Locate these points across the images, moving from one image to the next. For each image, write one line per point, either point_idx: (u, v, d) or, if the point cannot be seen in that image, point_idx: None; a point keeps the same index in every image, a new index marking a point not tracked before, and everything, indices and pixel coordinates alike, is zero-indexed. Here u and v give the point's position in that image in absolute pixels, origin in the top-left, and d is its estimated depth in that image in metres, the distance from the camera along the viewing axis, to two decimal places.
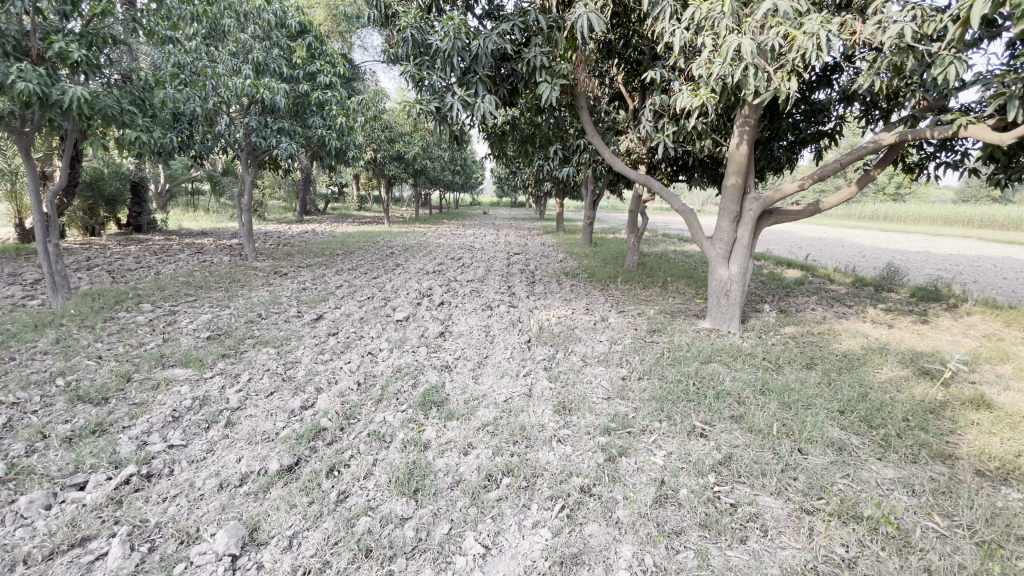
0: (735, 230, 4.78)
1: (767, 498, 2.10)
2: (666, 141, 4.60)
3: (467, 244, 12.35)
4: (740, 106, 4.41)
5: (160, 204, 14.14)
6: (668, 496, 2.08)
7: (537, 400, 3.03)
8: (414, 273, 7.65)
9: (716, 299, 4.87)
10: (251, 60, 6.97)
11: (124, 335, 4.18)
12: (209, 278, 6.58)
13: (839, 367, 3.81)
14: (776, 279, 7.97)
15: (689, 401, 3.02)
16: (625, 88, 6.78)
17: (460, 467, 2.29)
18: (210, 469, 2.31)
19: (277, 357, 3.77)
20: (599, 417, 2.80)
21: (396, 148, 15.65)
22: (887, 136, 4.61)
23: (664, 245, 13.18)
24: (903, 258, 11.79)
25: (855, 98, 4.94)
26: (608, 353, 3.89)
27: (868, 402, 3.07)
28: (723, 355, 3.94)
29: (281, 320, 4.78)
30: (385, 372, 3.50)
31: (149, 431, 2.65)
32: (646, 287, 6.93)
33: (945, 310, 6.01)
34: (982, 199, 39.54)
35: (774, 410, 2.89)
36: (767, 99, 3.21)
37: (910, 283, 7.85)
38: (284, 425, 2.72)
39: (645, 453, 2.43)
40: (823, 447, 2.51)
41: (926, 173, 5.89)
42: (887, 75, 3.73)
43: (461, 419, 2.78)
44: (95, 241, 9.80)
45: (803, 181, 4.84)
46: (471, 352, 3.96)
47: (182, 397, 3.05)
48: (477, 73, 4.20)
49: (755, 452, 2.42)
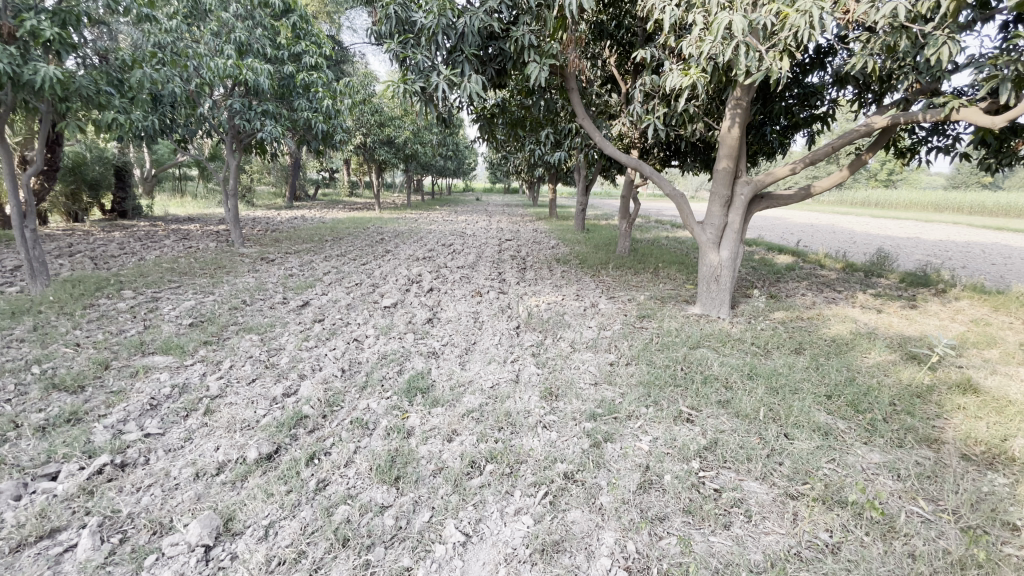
0: (726, 215, 4.73)
1: (752, 483, 2.08)
2: (658, 123, 4.52)
3: (459, 230, 12.24)
4: (732, 87, 4.34)
5: (146, 189, 13.87)
6: (653, 482, 2.06)
7: (524, 386, 2.99)
8: (403, 259, 7.55)
9: (707, 284, 4.83)
10: (233, 40, 6.75)
11: (104, 322, 4.09)
12: (193, 265, 6.46)
13: (827, 351, 3.82)
14: (767, 264, 7.96)
15: (676, 386, 2.99)
16: (618, 71, 6.65)
17: (443, 455, 2.25)
18: (187, 458, 2.26)
19: (260, 344, 3.71)
20: (586, 403, 2.77)
21: (387, 133, 15.40)
22: (879, 119, 4.57)
23: (656, 231, 13.17)
24: (894, 243, 11.82)
25: (848, 80, 4.87)
26: (597, 339, 3.85)
27: (856, 387, 3.07)
28: (711, 340, 3.92)
29: (266, 307, 4.69)
30: (370, 358, 3.44)
31: (126, 420, 2.59)
32: (637, 273, 6.90)
33: (934, 296, 6.03)
34: (973, 185, 39.80)
35: (762, 395, 2.88)
36: (758, 79, 3.11)
37: (900, 269, 7.88)
38: (264, 413, 2.66)
39: (631, 439, 2.40)
40: (809, 431, 2.50)
41: (918, 158, 5.87)
42: (881, 56, 3.66)
43: (446, 406, 2.74)
44: (79, 227, 9.62)
45: (795, 165, 4.80)
46: (458, 338, 3.91)
47: (161, 386, 2.98)
48: (463, 51, 4.06)
49: (741, 438, 2.40)
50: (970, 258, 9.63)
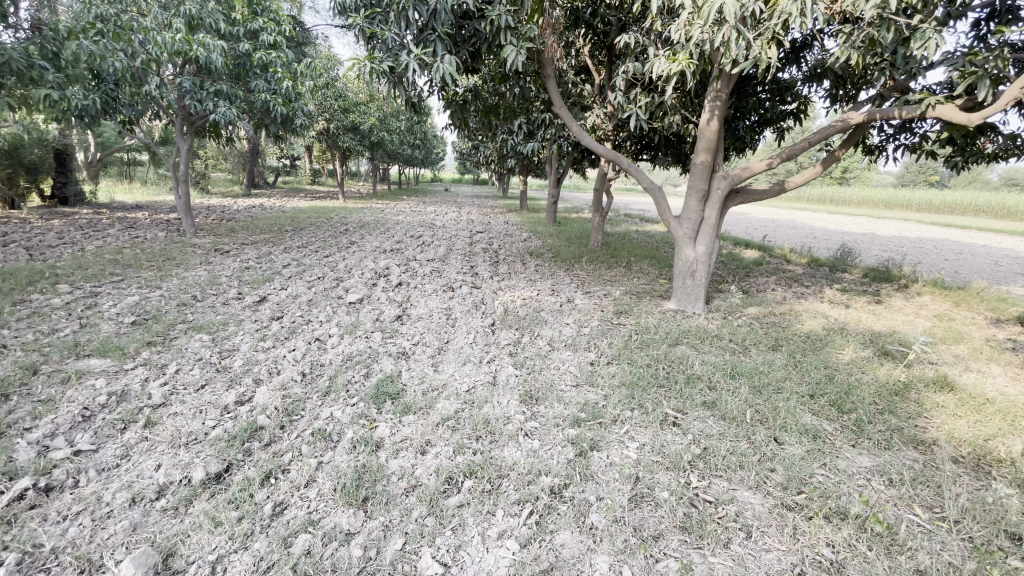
0: (703, 210, 4.64)
1: (746, 493, 1.98)
2: (638, 113, 4.38)
3: (427, 222, 11.90)
4: (713, 78, 4.22)
5: (90, 173, 12.87)
6: (644, 495, 1.92)
7: (502, 389, 2.82)
8: (369, 251, 7.22)
9: (682, 279, 4.75)
10: (182, 13, 6.15)
11: (34, 319, 3.63)
12: (139, 256, 5.96)
13: (804, 348, 3.80)
14: (736, 259, 8.04)
15: (660, 387, 2.87)
16: (592, 61, 6.53)
17: (416, 470, 2.05)
18: (124, 479, 1.96)
19: (211, 345, 3.38)
20: (568, 407, 2.61)
21: (351, 119, 14.79)
22: (855, 116, 4.55)
23: (627, 225, 13.18)
24: (852, 238, 12.19)
25: (823, 75, 4.86)
26: (576, 337, 3.70)
27: (836, 385, 3.05)
28: (690, 336, 3.84)
29: (219, 303, 4.32)
30: (334, 360, 3.19)
31: (53, 434, 2.23)
32: (611, 267, 6.81)
33: (896, 291, 6.19)
34: (919, 183, 41.87)
35: (747, 396, 2.79)
36: (746, 68, 3.00)
37: (862, 264, 8.10)
38: (214, 424, 2.38)
39: (618, 446, 2.25)
40: (798, 434, 2.43)
41: (884, 154, 5.99)
42: (864, 49, 3.62)
43: (418, 413, 2.53)
44: (11, 213, 8.78)
45: (771, 160, 4.76)
46: (430, 337, 3.69)
47: (96, 393, 2.62)
48: (435, 30, 3.79)
49: (730, 443, 2.30)
50: (923, 254, 10.05)
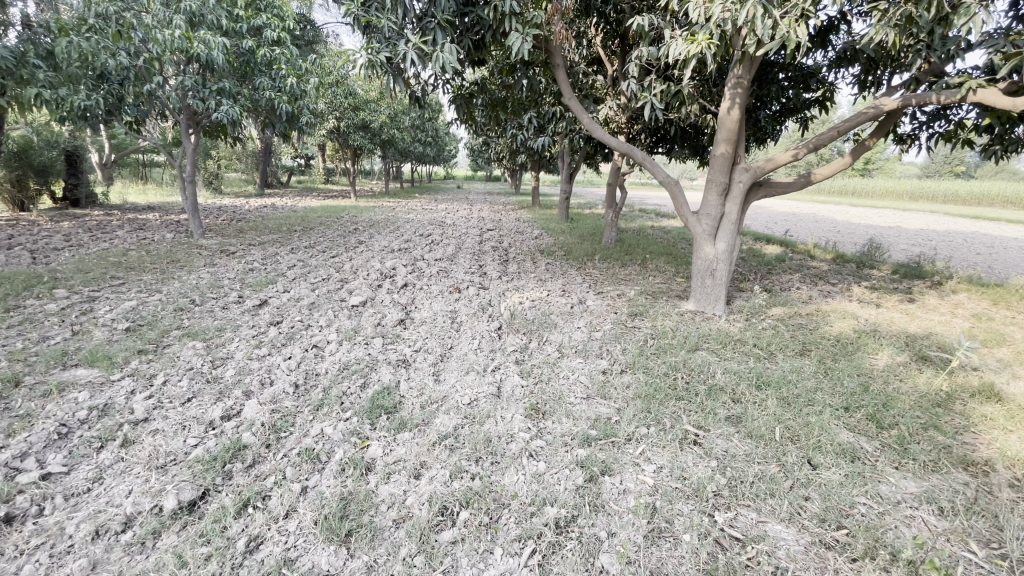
0: (723, 205, 4.36)
1: (778, 527, 1.75)
2: (654, 102, 4.11)
3: (437, 220, 11.73)
4: (734, 64, 3.94)
5: (105, 175, 13.00)
6: (661, 531, 1.70)
7: (507, 402, 2.61)
8: (377, 251, 7.06)
9: (701, 278, 4.48)
10: (183, 9, 6.03)
11: (26, 327, 3.53)
12: (144, 258, 5.88)
13: (834, 353, 3.52)
14: (757, 255, 7.70)
15: (678, 399, 2.63)
16: (605, 51, 6.27)
17: (408, 499, 1.85)
18: (90, 507, 1.81)
19: (204, 352, 3.23)
20: (578, 423, 2.40)
21: (362, 117, 14.69)
22: (888, 102, 4.23)
23: (641, 220, 12.84)
24: (878, 233, 11.69)
25: (853, 59, 4.54)
26: (587, 343, 3.47)
27: (872, 396, 2.78)
28: (710, 341, 3.58)
29: (218, 307, 4.19)
30: (330, 369, 3.01)
31: (24, 454, 2.11)
32: (625, 266, 6.54)
33: (930, 288, 5.83)
34: (945, 173, 40.48)
35: (774, 409, 2.54)
36: (772, 48, 2.73)
37: (891, 260, 7.70)
38: (196, 443, 2.22)
39: (632, 471, 2.03)
40: (834, 456, 2.18)
41: (917, 143, 5.62)
42: (899, 28, 3.32)
43: (414, 430, 2.33)
44: (24, 216, 8.85)
45: (797, 151, 4.45)
46: (433, 343, 3.50)
47: (77, 407, 2.49)
48: (435, 17, 3.59)
49: (758, 466, 2.06)
50: (954, 248, 9.58)
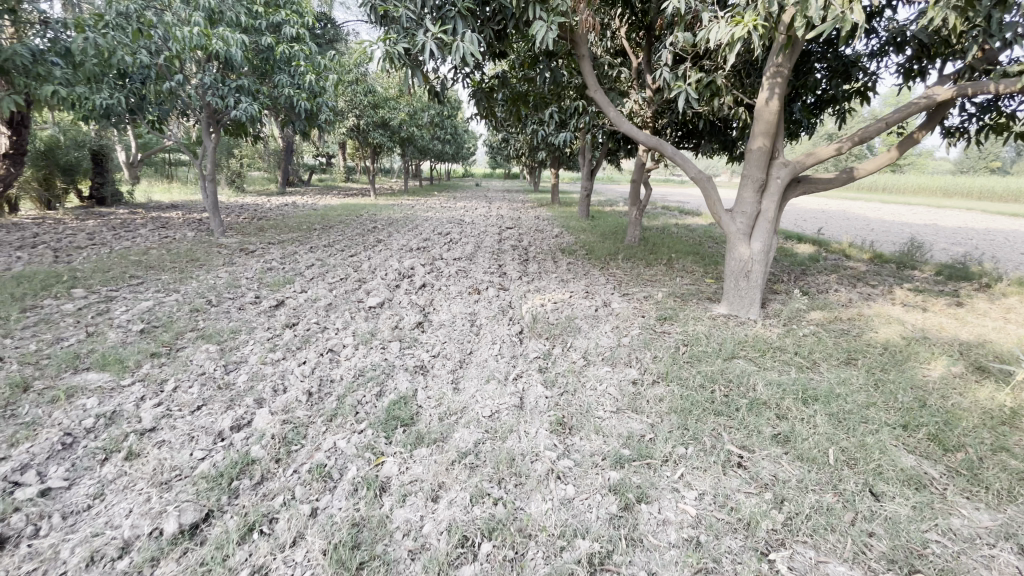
0: (759, 202, 4.11)
1: (840, 568, 1.55)
2: (688, 92, 3.86)
3: (456, 218, 11.59)
4: (774, 52, 3.69)
5: (132, 174, 13.22)
6: (708, 571, 1.51)
7: (530, 415, 2.44)
8: (395, 250, 6.95)
9: (735, 280, 4.23)
10: (202, 6, 5.98)
11: (42, 327, 3.49)
12: (164, 257, 5.87)
13: (883, 362, 3.24)
14: (788, 255, 7.37)
15: (717, 415, 2.42)
16: (629, 42, 6.03)
17: (424, 526, 1.69)
18: (87, 529, 1.70)
19: (217, 356, 3.13)
20: (609, 441, 2.20)
21: (381, 115, 14.63)
22: (940, 91, 3.91)
23: (665, 218, 12.51)
24: (914, 231, 11.14)
25: (900, 45, 4.22)
26: (614, 349, 3.27)
27: (932, 413, 2.51)
28: (747, 349, 3.34)
29: (234, 308, 4.11)
30: (345, 376, 2.88)
31: (26, 467, 2.02)
32: (650, 266, 6.29)
33: (979, 291, 5.45)
34: (982, 169, 38.78)
35: (825, 429, 2.30)
36: (825, 31, 2.47)
37: (932, 260, 7.28)
38: (202, 456, 2.10)
39: (671, 498, 1.83)
40: (897, 484, 1.94)
41: (967, 136, 5.24)
42: (960, 8, 3.01)
43: (431, 445, 2.18)
44: (52, 215, 8.98)
45: (840, 143, 4.16)
46: (451, 348, 3.33)
47: (84, 415, 2.40)
48: (455, 5, 3.41)
49: (813, 495, 1.85)
50: (998, 247, 9.06)
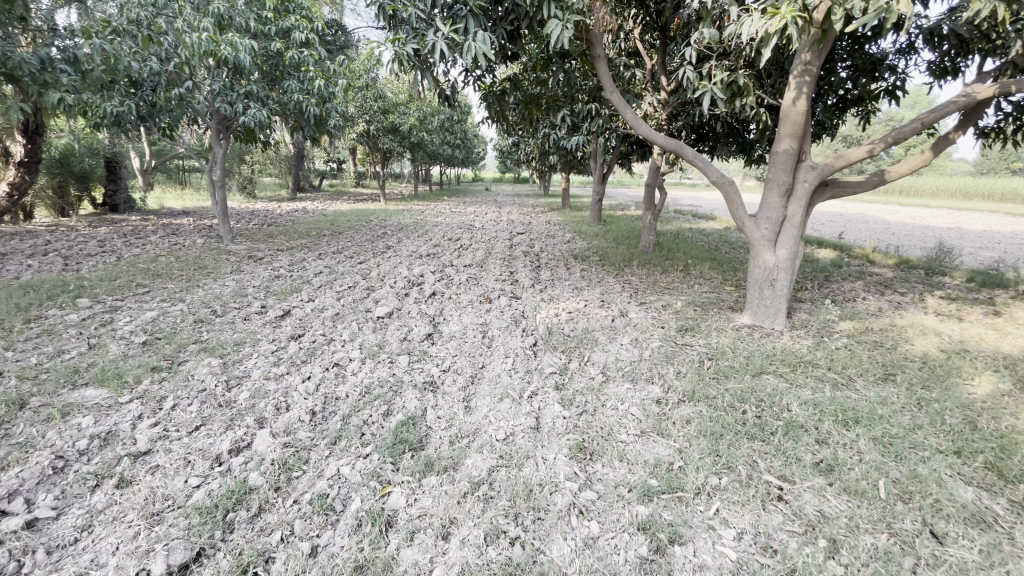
0: (785, 207, 3.90)
1: None
2: (712, 92, 3.67)
3: (466, 223, 11.45)
4: (801, 49, 3.50)
5: (144, 181, 13.30)
6: None
7: (547, 438, 2.27)
8: (405, 257, 6.81)
9: (759, 289, 4.04)
10: (211, 12, 5.93)
11: (44, 339, 3.39)
12: (172, 265, 5.81)
13: (925, 379, 3.02)
14: (810, 261, 7.11)
15: (751, 439, 2.23)
16: (644, 44, 5.88)
17: (434, 571, 1.53)
18: (71, 567, 1.56)
19: (220, 371, 3.00)
20: (634, 470, 2.03)
21: (391, 120, 14.55)
22: (980, 89, 3.68)
23: (679, 222, 12.28)
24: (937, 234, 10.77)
25: (935, 42, 4.00)
26: (635, 364, 3.09)
27: (987, 437, 2.29)
28: (777, 363, 3.14)
29: (239, 319, 3.99)
30: (351, 394, 2.72)
31: (14, 494, 1.88)
32: (667, 272, 6.09)
33: (1016, 298, 5.17)
34: (1002, 171, 37.90)
35: (872, 456, 2.10)
36: (871, 22, 2.28)
37: (962, 265, 6.97)
38: (197, 484, 1.96)
39: (708, 540, 1.65)
40: (959, 522, 1.74)
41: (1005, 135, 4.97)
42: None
43: (441, 473, 2.02)
44: (64, 222, 9.00)
45: (871, 145, 3.95)
46: (462, 362, 3.17)
47: (78, 436, 2.27)
48: (467, 4, 3.27)
49: (867, 537, 1.66)
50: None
